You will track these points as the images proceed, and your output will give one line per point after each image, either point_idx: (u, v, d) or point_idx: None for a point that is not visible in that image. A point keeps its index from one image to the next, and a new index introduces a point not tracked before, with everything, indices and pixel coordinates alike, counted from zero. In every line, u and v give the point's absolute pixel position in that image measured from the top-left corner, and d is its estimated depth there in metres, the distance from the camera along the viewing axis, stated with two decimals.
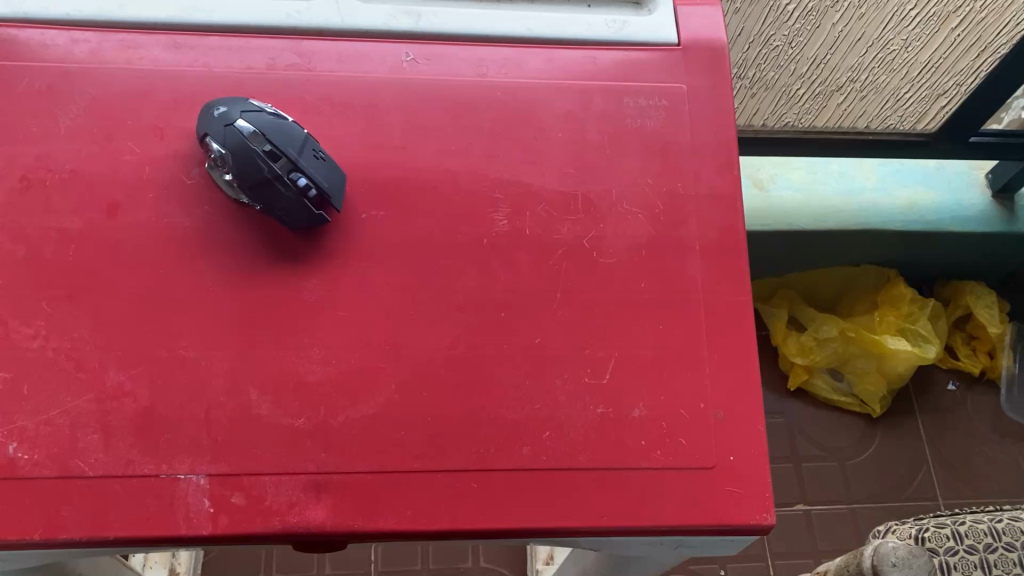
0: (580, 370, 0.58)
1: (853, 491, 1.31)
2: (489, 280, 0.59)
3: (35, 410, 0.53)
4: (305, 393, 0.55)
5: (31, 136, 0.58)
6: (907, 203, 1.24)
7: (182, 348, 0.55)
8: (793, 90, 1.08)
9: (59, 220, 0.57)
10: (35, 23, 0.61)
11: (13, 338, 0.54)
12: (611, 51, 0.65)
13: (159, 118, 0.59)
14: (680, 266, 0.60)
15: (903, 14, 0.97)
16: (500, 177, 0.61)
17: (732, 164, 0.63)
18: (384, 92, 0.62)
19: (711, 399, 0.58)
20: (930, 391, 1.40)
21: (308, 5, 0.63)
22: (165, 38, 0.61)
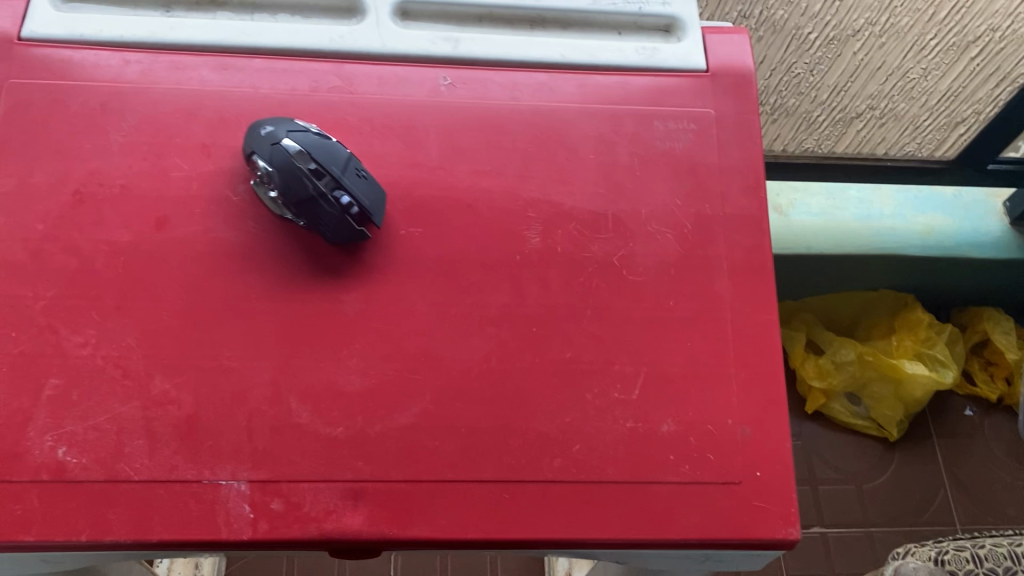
0: (610, 385, 0.59)
1: (871, 515, 1.30)
2: (522, 296, 0.61)
3: (83, 415, 0.55)
4: (344, 403, 0.57)
5: (83, 151, 0.61)
6: (926, 229, 1.24)
7: (226, 358, 0.57)
8: (814, 116, 1.10)
9: (110, 233, 0.59)
10: (89, 44, 0.63)
11: (63, 345, 0.56)
12: (641, 77, 0.67)
13: (207, 137, 0.62)
14: (708, 285, 0.62)
15: (923, 44, 0.98)
16: (533, 197, 0.63)
17: (759, 187, 0.65)
18: (422, 114, 0.64)
19: (738, 416, 0.59)
20: (947, 417, 1.40)
21: (351, 30, 0.66)
22: (213, 60, 0.64)
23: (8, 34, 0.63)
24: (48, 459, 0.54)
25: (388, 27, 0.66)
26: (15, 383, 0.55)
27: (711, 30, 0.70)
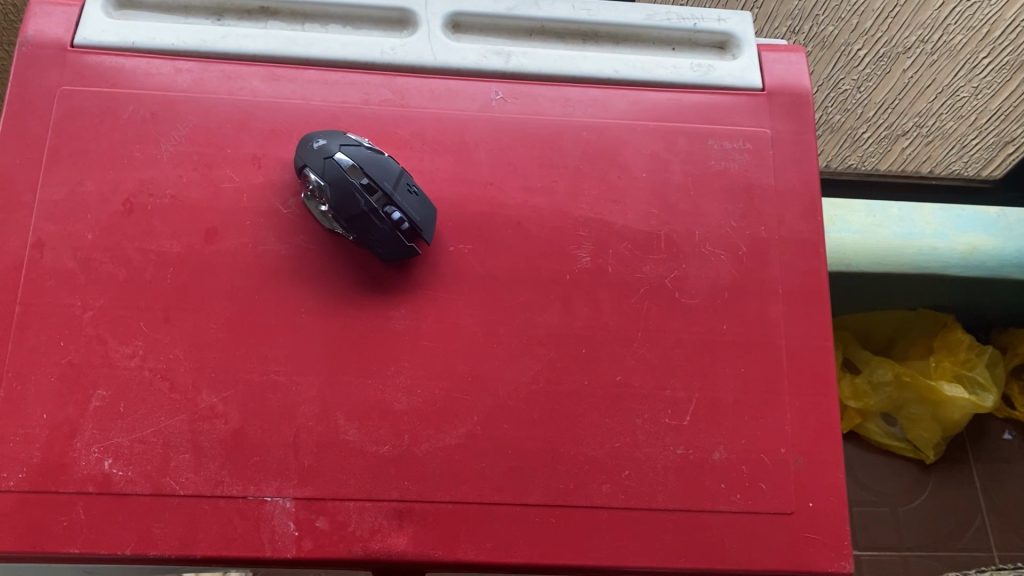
0: (661, 410, 0.58)
1: (905, 538, 1.26)
2: (573, 316, 0.60)
3: (130, 428, 0.55)
4: (391, 421, 0.56)
5: (134, 161, 0.60)
6: (968, 249, 1.20)
7: (273, 372, 0.57)
8: (859, 133, 1.08)
9: (159, 244, 0.58)
10: (142, 52, 0.63)
11: (111, 356, 0.56)
12: (696, 94, 0.66)
13: (258, 148, 0.61)
14: (762, 310, 0.61)
15: (976, 62, 0.97)
16: (585, 215, 0.62)
17: (815, 210, 0.63)
18: (474, 129, 0.63)
19: (791, 444, 0.58)
20: (985, 440, 1.34)
21: (403, 43, 0.65)
22: (265, 70, 0.63)
23: (60, 40, 0.62)
24: (94, 471, 0.54)
25: (440, 40, 0.65)
26: (63, 393, 0.55)
27: (767, 47, 0.68)
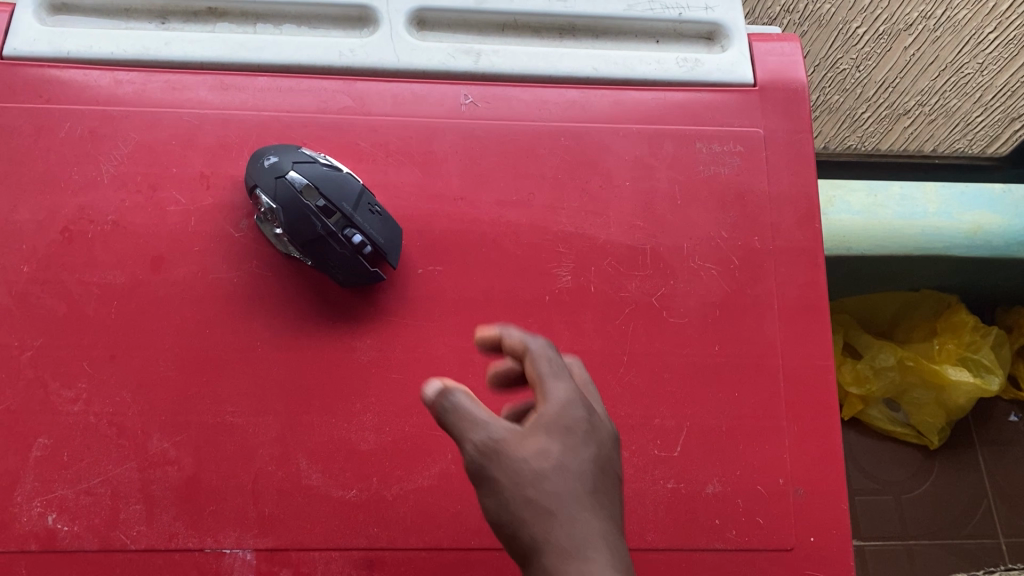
0: (650, 442, 0.54)
1: (910, 527, 1.22)
2: (552, 340, 0.55)
3: (75, 478, 0.51)
4: (358, 463, 0.52)
5: (72, 183, 0.55)
6: (974, 228, 1.09)
7: (229, 414, 0.52)
8: (859, 113, 1.03)
9: (102, 275, 0.54)
10: (78, 63, 0.58)
11: (52, 401, 0.52)
12: (681, 91, 0.61)
13: (206, 165, 0.56)
14: (757, 327, 0.56)
15: (981, 37, 0.92)
16: (564, 229, 0.57)
17: (812, 216, 0.59)
18: (441, 137, 0.58)
19: (790, 474, 0.54)
20: (992, 423, 1.29)
21: (363, 43, 0.60)
22: (213, 79, 0.58)
23: None
24: (37, 527, 0.50)
25: (403, 40, 0.60)
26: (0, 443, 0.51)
27: (759, 38, 0.63)
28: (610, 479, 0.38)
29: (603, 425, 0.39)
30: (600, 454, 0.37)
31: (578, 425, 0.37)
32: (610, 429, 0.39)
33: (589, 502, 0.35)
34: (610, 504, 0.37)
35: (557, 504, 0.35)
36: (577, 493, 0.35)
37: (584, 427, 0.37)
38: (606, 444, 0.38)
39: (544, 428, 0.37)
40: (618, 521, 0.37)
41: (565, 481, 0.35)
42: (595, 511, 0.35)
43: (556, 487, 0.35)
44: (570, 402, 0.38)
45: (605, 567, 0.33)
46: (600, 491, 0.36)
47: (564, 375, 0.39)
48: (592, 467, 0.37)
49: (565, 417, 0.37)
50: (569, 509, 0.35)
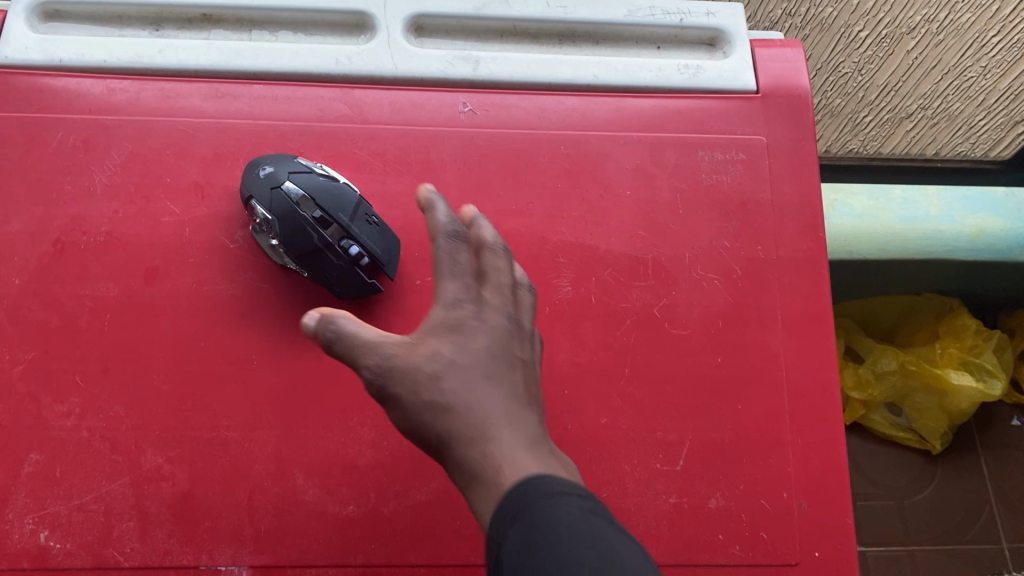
0: (652, 456, 0.53)
1: (911, 532, 1.21)
2: (552, 352, 0.54)
3: (67, 495, 0.50)
4: (355, 478, 0.51)
5: (64, 194, 0.54)
6: (974, 232, 1.06)
7: (224, 428, 0.51)
8: (861, 117, 1.02)
9: (94, 287, 0.53)
10: (70, 71, 0.57)
11: (44, 416, 0.51)
12: (683, 98, 0.60)
13: (201, 176, 0.56)
14: (760, 338, 0.55)
15: (984, 41, 0.91)
16: (564, 239, 0.56)
17: (816, 225, 0.58)
18: (439, 145, 0.57)
19: (794, 488, 0.53)
20: (995, 427, 1.28)
21: (360, 50, 0.59)
22: (208, 87, 0.58)
23: None
24: (29, 545, 0.49)
25: (401, 46, 0.59)
26: None
27: (761, 44, 0.62)
28: (514, 355, 0.39)
29: (504, 305, 0.39)
30: (497, 336, 0.38)
31: (467, 319, 0.38)
32: (511, 307, 0.39)
33: (489, 386, 0.37)
34: (515, 378, 0.38)
35: (454, 398, 0.36)
36: (472, 381, 0.36)
37: (472, 317, 0.38)
38: (506, 324, 0.39)
39: (435, 330, 0.38)
40: (529, 391, 0.39)
41: (460, 377, 0.36)
42: (494, 393, 0.37)
43: (450, 381, 0.36)
44: (457, 300, 0.38)
45: (510, 444, 0.35)
46: (501, 370, 0.37)
47: (457, 265, 0.39)
48: (486, 354, 0.37)
49: (453, 316, 0.38)
50: (467, 399, 0.36)
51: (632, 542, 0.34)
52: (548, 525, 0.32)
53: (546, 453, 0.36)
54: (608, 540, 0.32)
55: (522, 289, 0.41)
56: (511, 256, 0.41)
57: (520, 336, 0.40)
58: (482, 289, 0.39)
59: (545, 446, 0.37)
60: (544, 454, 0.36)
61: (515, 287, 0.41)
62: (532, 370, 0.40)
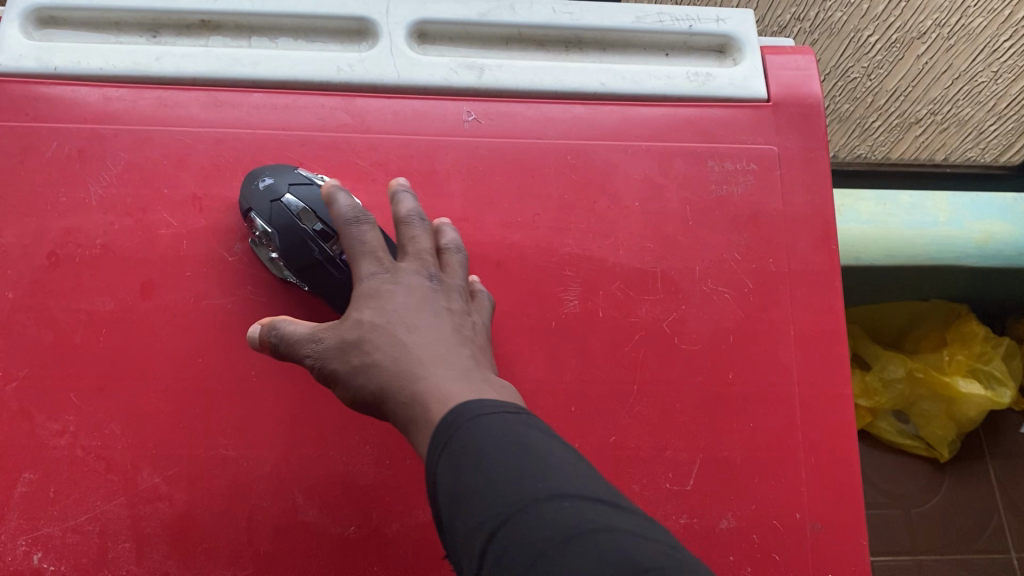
0: (661, 475, 0.51)
1: (919, 542, 1.19)
2: (558, 368, 0.53)
3: (62, 516, 0.48)
4: (357, 498, 0.50)
5: (59, 206, 0.53)
6: (984, 237, 1.07)
7: (223, 447, 0.50)
8: (869, 122, 1.01)
9: (89, 302, 0.52)
10: (66, 79, 0.56)
11: (38, 434, 0.49)
12: (692, 107, 0.59)
13: (199, 187, 0.54)
14: (771, 354, 0.54)
15: (996, 46, 0.89)
16: (571, 251, 0.55)
17: (829, 237, 0.57)
18: (443, 155, 0.56)
19: (807, 509, 0.52)
20: (1003, 435, 1.26)
21: (361, 58, 0.58)
22: (206, 96, 0.56)
23: None
24: (22, 567, 0.47)
25: (404, 54, 0.58)
26: None
27: (771, 51, 0.61)
28: (439, 305, 0.42)
29: (422, 269, 0.44)
30: (416, 292, 0.42)
31: (382, 286, 0.42)
32: (430, 270, 0.44)
33: (412, 332, 0.40)
34: (443, 324, 0.41)
35: (378, 353, 0.40)
36: (394, 330, 0.40)
37: (389, 282, 0.42)
38: (426, 282, 0.43)
39: (357, 302, 0.42)
40: (461, 334, 0.41)
41: (382, 332, 0.40)
42: (418, 337, 0.40)
43: (375, 337, 0.40)
44: (372, 272, 0.43)
45: (438, 377, 0.38)
46: (425, 318, 0.41)
47: (366, 244, 0.44)
48: (406, 308, 0.41)
49: (371, 286, 0.42)
50: (391, 346, 0.39)
51: (562, 444, 0.35)
52: (471, 443, 0.34)
53: (480, 379, 0.38)
54: (534, 445, 0.34)
55: (447, 252, 0.46)
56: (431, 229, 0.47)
57: (448, 292, 0.44)
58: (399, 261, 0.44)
59: (481, 374, 0.39)
60: (478, 380, 0.38)
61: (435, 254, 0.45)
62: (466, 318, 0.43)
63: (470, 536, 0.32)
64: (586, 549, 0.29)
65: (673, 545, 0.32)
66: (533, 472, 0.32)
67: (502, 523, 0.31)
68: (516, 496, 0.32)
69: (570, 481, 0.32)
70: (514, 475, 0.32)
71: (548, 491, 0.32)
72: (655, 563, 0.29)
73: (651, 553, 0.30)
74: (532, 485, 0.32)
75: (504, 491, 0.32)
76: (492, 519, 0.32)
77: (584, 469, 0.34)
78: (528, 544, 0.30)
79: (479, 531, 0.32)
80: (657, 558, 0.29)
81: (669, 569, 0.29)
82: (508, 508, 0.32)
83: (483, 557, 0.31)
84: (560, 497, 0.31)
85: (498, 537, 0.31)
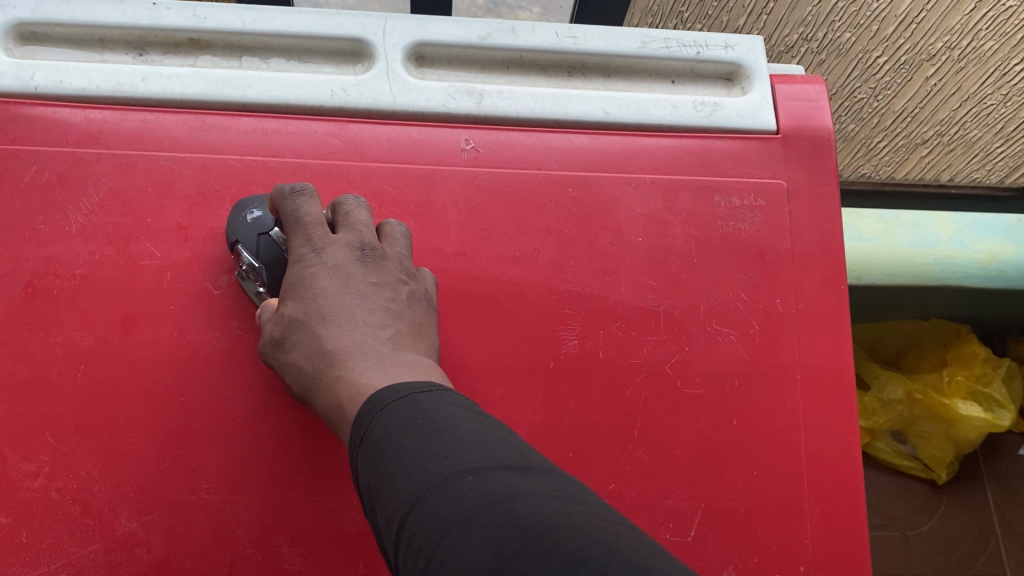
0: (662, 525, 0.49)
1: (915, 566, 1.17)
2: (557, 411, 0.51)
3: (34, 562, 0.46)
4: (343, 547, 0.48)
5: (37, 234, 0.51)
6: (986, 258, 1.04)
7: (205, 491, 0.48)
8: (874, 142, 1.00)
9: (67, 336, 0.49)
10: (46, 99, 0.53)
11: (10, 476, 0.47)
12: (698, 138, 0.57)
13: (184, 216, 0.52)
14: (777, 399, 0.52)
15: (1007, 69, 0.87)
16: (570, 288, 0.53)
17: (838, 277, 0.55)
18: (440, 185, 0.54)
19: (812, 562, 0.50)
20: (1002, 457, 1.22)
21: (356, 81, 0.56)
22: (194, 119, 0.54)
23: None
24: None
25: (401, 78, 0.56)
26: None
27: (780, 80, 0.59)
28: (361, 285, 0.45)
29: (347, 249, 0.46)
30: (336, 275, 0.45)
31: (303, 275, 0.45)
32: (356, 245, 0.47)
33: (328, 322, 0.44)
34: (361, 307, 0.44)
35: (299, 348, 0.43)
36: (311, 322, 0.44)
37: (311, 266, 0.46)
38: (352, 261, 0.46)
39: (283, 292, 0.46)
40: (382, 314, 0.44)
41: (300, 326, 0.44)
42: (332, 329, 0.43)
43: (294, 331, 0.44)
44: (299, 255, 0.46)
45: (350, 370, 0.41)
46: (342, 304, 0.44)
47: (295, 229, 0.47)
48: (321, 296, 0.44)
49: (296, 275, 0.46)
50: (309, 342, 0.43)
51: (473, 415, 0.37)
52: (383, 435, 0.36)
53: (391, 361, 0.41)
54: (443, 425, 0.35)
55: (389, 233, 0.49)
56: (367, 206, 0.49)
57: (378, 266, 0.46)
58: (325, 242, 0.46)
59: (394, 358, 0.42)
60: (391, 366, 0.41)
61: (369, 228, 0.48)
62: (393, 291, 0.46)
63: (389, 523, 0.33)
64: (482, 519, 0.30)
65: (579, 499, 0.32)
66: (440, 454, 0.34)
67: (412, 507, 0.32)
68: (424, 479, 0.33)
69: (476, 453, 0.34)
70: (422, 460, 0.34)
71: (452, 470, 0.33)
72: (551, 521, 0.30)
73: (548, 511, 0.30)
74: (438, 465, 0.33)
75: (413, 474, 0.33)
76: (404, 504, 0.33)
77: (496, 437, 0.35)
78: (434, 523, 0.31)
79: (395, 516, 0.33)
80: (552, 516, 0.30)
81: (566, 526, 0.29)
82: (415, 492, 0.33)
83: (399, 539, 0.32)
84: (463, 473, 0.32)
85: (410, 520, 0.32)
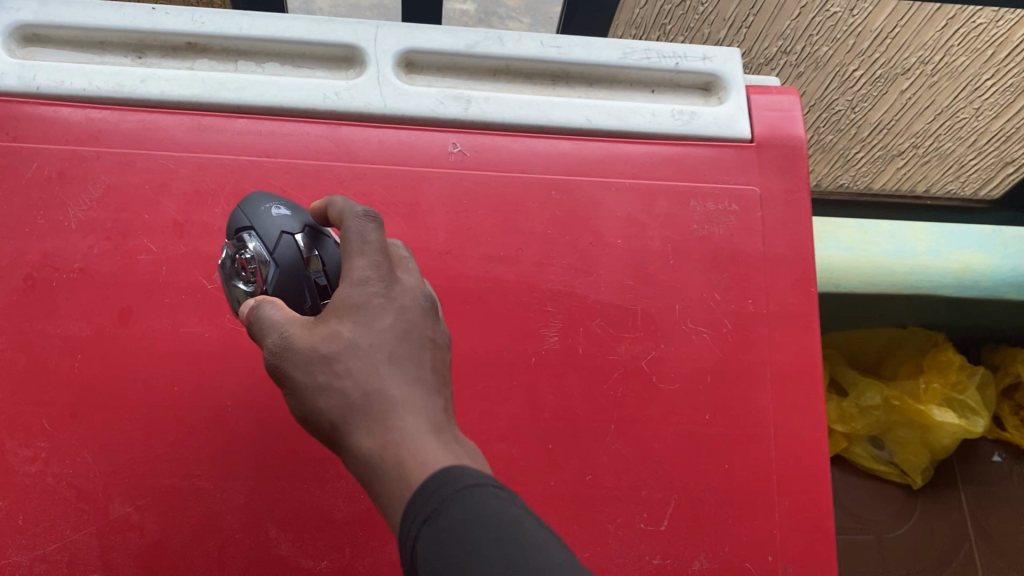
0: (636, 515, 0.51)
1: (889, 567, 1.18)
2: (537, 404, 0.53)
3: (31, 544, 0.47)
4: (329, 533, 0.50)
5: (37, 229, 0.53)
6: (960, 268, 1.04)
7: (196, 477, 0.50)
8: (852, 153, 1.03)
9: (65, 327, 0.51)
10: (47, 98, 0.55)
11: (10, 461, 0.49)
12: (676, 145, 0.59)
13: (180, 213, 0.54)
14: (749, 396, 0.54)
15: (979, 84, 0.90)
16: (551, 287, 0.55)
17: (809, 280, 0.57)
18: (427, 186, 0.56)
19: (780, 552, 0.52)
20: (974, 463, 1.24)
21: (348, 86, 0.58)
22: (191, 119, 0.56)
23: None
24: None
25: (392, 83, 0.58)
26: None
27: (757, 90, 0.61)
28: (423, 338, 0.37)
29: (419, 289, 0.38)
30: (406, 318, 0.36)
31: (373, 299, 0.36)
32: (426, 294, 0.38)
33: (393, 363, 0.35)
34: (424, 361, 0.36)
35: (351, 380, 0.34)
36: (376, 357, 0.35)
37: (380, 297, 0.36)
38: (420, 308, 0.37)
39: (333, 310, 0.36)
40: (438, 377, 0.37)
41: (356, 357, 0.35)
42: (396, 373, 0.35)
43: (351, 358, 0.35)
44: (363, 277, 0.36)
45: (410, 427, 0.33)
46: (410, 352, 0.36)
47: (364, 245, 0.37)
48: (392, 334, 0.35)
49: (358, 295, 0.36)
50: (364, 379, 0.34)
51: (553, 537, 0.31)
52: (455, 532, 0.29)
53: (452, 434, 0.34)
54: (528, 539, 0.30)
55: None
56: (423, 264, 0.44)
57: (435, 324, 0.38)
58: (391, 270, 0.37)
59: (451, 431, 0.35)
60: (448, 441, 0.34)
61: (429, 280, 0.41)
62: (442, 358, 0.38)
63: None
64: None
65: None
66: None
67: None
68: None
69: None
70: None
71: None
72: None
73: None
74: None
75: None
76: None
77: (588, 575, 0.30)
78: None
79: None
80: None
81: None
82: None
83: None
84: None
85: None
